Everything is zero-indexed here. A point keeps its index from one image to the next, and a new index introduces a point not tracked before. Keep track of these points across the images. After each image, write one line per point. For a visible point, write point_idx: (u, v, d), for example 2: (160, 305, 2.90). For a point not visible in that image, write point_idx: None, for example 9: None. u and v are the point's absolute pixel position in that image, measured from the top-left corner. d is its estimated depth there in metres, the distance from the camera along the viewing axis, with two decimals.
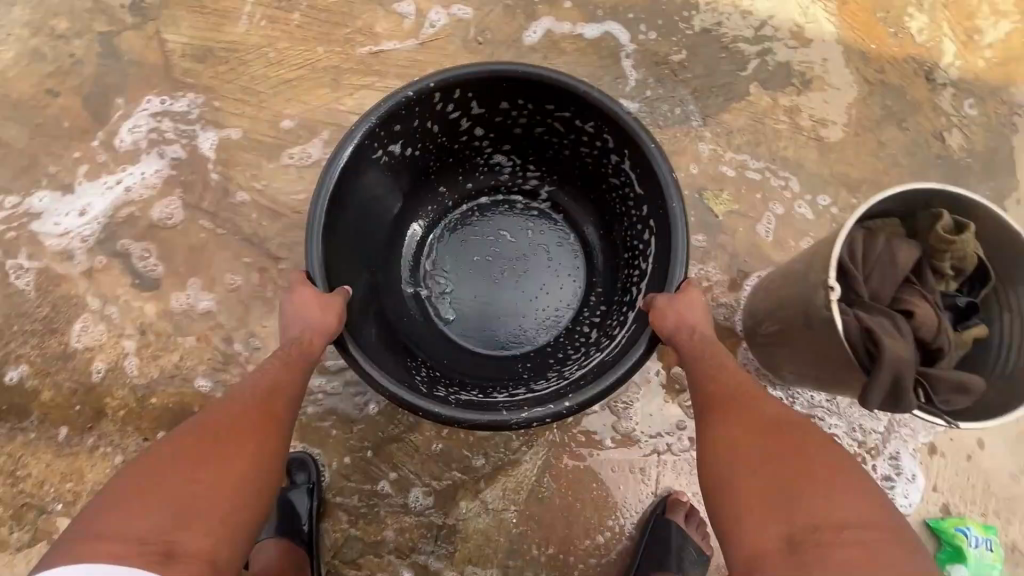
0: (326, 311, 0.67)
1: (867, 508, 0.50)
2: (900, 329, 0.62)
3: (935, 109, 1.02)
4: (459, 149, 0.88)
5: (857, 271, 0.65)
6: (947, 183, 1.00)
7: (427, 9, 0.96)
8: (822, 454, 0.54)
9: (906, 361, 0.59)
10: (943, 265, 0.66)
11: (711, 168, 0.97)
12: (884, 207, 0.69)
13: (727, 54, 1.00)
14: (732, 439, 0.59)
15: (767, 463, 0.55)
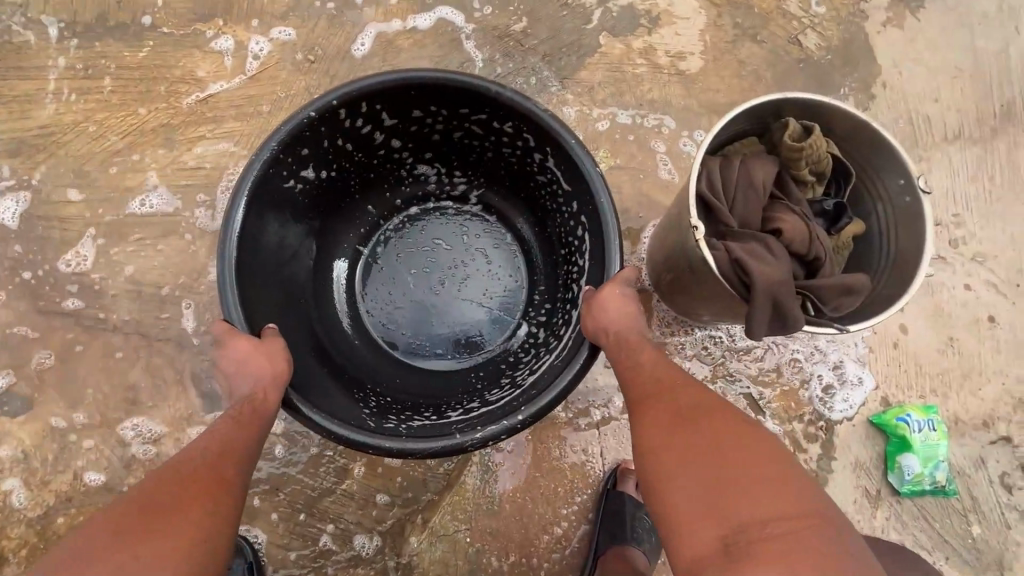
0: (271, 359, 0.60)
1: (794, 495, 0.46)
2: (771, 250, 0.60)
3: (786, 16, 1.02)
4: (378, 163, 0.80)
5: (719, 201, 0.63)
6: (812, 86, 1.00)
7: (246, 41, 0.91)
8: (745, 442, 0.50)
9: (779, 281, 0.58)
10: (803, 172, 0.65)
11: (582, 130, 0.95)
12: (735, 128, 0.67)
13: (568, 10, 0.97)
14: (655, 440, 0.54)
15: (689, 462, 0.50)
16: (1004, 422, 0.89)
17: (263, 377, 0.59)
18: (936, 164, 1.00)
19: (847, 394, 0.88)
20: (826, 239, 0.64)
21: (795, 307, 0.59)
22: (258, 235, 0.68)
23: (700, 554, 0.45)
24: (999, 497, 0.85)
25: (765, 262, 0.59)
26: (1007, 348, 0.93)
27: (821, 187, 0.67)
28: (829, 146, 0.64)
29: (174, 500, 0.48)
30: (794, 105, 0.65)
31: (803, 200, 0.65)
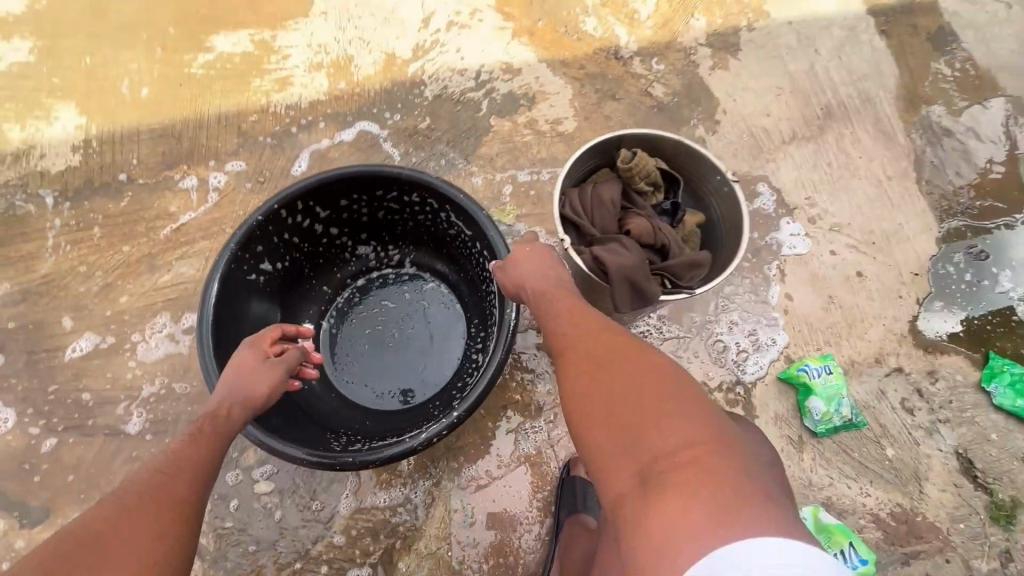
0: (255, 383, 0.72)
1: (694, 421, 0.51)
2: (623, 245, 0.77)
3: (635, 76, 1.28)
4: (324, 249, 0.99)
5: (581, 219, 0.82)
6: (667, 124, 1.24)
7: (207, 177, 1.12)
8: (650, 380, 0.55)
9: (631, 265, 0.74)
10: (642, 186, 0.84)
11: (490, 192, 1.16)
12: (585, 164, 0.87)
13: (461, 105, 1.22)
14: (578, 398, 0.60)
15: (604, 411, 0.56)
16: (893, 356, 1.04)
17: (242, 396, 0.70)
18: (782, 162, 1.22)
19: (759, 356, 1.02)
20: (669, 230, 0.82)
21: (650, 283, 0.75)
22: (231, 319, 0.84)
23: (620, 490, 0.51)
24: (904, 419, 0.97)
25: (619, 252, 0.76)
26: (879, 295, 1.09)
27: (662, 194, 0.87)
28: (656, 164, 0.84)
29: (130, 524, 0.51)
30: (623, 139, 0.85)
31: (647, 206, 0.84)
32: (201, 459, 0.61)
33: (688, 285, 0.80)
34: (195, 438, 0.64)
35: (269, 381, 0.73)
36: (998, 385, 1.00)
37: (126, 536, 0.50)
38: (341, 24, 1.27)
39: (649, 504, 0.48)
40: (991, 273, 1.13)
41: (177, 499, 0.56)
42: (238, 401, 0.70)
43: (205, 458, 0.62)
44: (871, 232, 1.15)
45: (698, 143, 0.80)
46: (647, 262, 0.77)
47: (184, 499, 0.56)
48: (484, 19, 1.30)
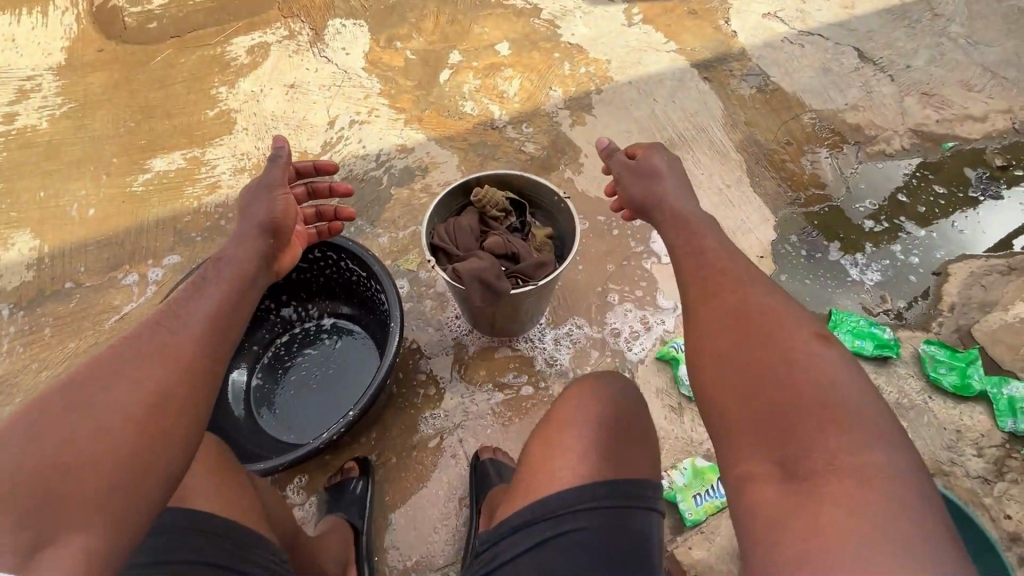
0: (252, 216, 0.87)
1: (856, 434, 0.54)
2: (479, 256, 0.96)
3: (508, 140, 1.55)
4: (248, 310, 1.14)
5: (446, 245, 1.00)
6: (541, 172, 1.49)
7: (147, 272, 1.30)
8: (811, 377, 0.59)
9: (479, 269, 0.92)
10: (495, 212, 1.04)
11: (395, 247, 1.35)
12: (449, 204, 1.07)
13: (366, 182, 1.45)
14: (718, 377, 0.65)
15: (753, 399, 0.60)
16: None
17: (248, 224, 0.86)
18: None
19: (655, 326, 1.19)
20: (519, 242, 1.02)
21: (501, 281, 0.93)
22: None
23: (757, 470, 0.57)
24: None
25: (474, 260, 0.94)
26: None
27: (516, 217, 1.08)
28: (504, 194, 1.05)
29: (150, 356, 0.63)
30: (475, 180, 1.06)
31: (501, 227, 1.04)
32: (206, 315, 0.71)
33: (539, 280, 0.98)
34: (207, 295, 0.74)
35: (260, 214, 0.87)
36: (840, 331, 1.17)
37: (145, 365, 0.61)
38: (260, 135, 1.53)
39: (797, 497, 0.53)
40: (823, 246, 1.35)
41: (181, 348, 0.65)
42: (246, 242, 0.84)
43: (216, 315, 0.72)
44: (719, 230, 1.38)
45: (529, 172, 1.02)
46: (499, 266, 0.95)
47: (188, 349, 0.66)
48: (380, 114, 1.58)
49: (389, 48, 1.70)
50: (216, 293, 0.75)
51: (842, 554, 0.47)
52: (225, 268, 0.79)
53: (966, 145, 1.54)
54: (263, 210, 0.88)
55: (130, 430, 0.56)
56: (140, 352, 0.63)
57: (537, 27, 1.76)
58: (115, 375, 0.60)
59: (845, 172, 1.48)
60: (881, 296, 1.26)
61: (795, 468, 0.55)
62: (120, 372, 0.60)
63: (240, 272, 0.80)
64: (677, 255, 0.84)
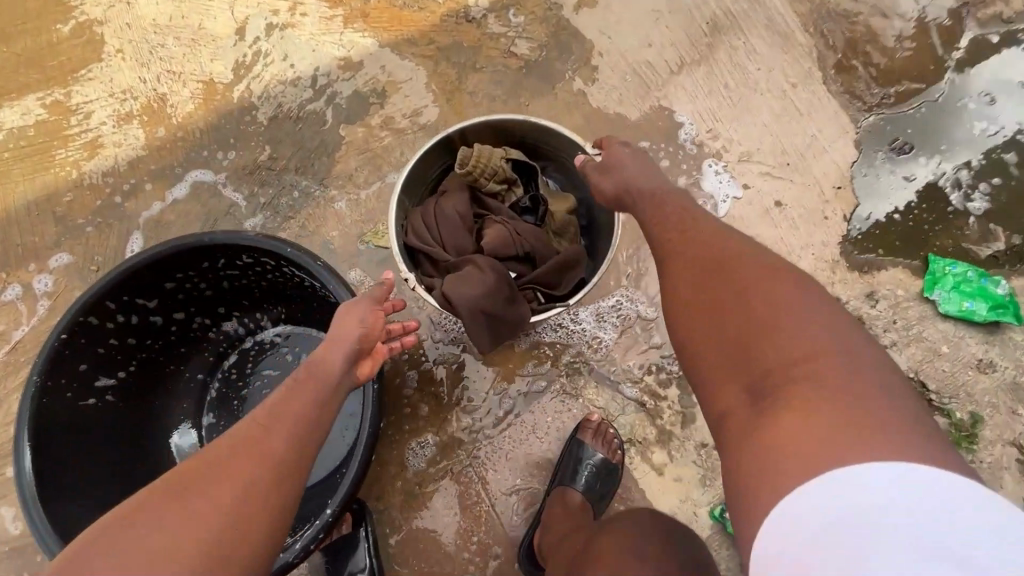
0: (349, 317, 0.69)
1: (815, 332, 0.48)
2: (480, 266, 0.65)
3: (492, 38, 1.12)
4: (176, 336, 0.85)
5: (427, 245, 0.68)
6: (542, 85, 1.09)
7: (32, 281, 0.97)
8: (768, 289, 0.52)
9: (479, 298, 0.63)
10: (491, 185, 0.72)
11: (357, 214, 1.01)
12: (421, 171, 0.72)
13: (303, 121, 1.05)
14: (676, 309, 0.57)
15: (709, 323, 0.53)
16: (827, 288, 0.95)
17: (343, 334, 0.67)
18: (674, 96, 1.08)
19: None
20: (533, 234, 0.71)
21: (513, 308, 0.66)
22: (62, 459, 0.72)
23: (730, 405, 0.50)
24: None
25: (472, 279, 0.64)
26: (802, 221, 0.99)
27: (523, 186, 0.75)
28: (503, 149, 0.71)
29: (240, 460, 0.54)
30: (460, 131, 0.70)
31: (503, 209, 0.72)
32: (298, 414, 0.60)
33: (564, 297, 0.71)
34: (305, 388, 0.63)
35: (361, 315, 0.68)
36: (941, 290, 0.92)
37: (232, 473, 0.52)
38: (144, 60, 1.09)
39: (768, 416, 0.47)
40: (918, 165, 1.03)
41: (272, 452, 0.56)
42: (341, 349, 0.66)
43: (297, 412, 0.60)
44: (784, 153, 1.04)
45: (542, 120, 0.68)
46: (508, 281, 0.67)
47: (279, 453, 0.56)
48: (307, 11, 1.12)
49: None
50: (315, 390, 0.63)
51: (828, 460, 0.42)
52: (321, 368, 0.64)
53: None
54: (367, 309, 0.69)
55: (198, 553, 0.47)
56: (235, 455, 0.54)
57: None
58: (209, 475, 0.52)
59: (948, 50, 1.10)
60: (992, 231, 0.98)
61: (768, 390, 0.48)
62: (218, 473, 0.52)
63: (330, 374, 0.64)
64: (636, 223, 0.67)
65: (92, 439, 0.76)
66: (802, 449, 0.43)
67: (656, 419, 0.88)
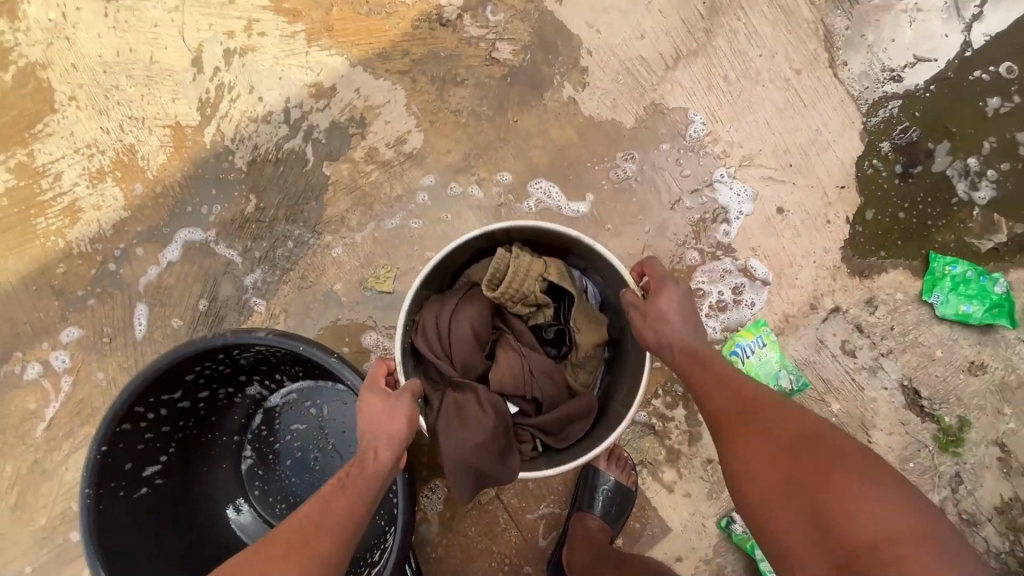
0: (390, 416, 0.67)
1: (889, 499, 0.49)
2: (481, 409, 0.74)
3: (470, 42, 1.03)
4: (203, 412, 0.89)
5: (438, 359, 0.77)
6: (530, 94, 1.02)
7: (50, 358, 1.00)
8: (832, 450, 0.53)
9: (469, 448, 0.71)
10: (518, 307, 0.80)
11: (356, 259, 1.00)
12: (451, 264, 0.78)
13: (283, 163, 1.01)
14: (741, 463, 0.58)
15: (774, 477, 0.55)
16: (828, 297, 0.96)
17: (382, 437, 0.65)
18: (671, 95, 1.02)
19: (741, 312, 0.96)
20: (544, 376, 0.78)
21: (503, 465, 0.73)
22: (132, 535, 0.80)
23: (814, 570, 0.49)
24: (844, 365, 0.93)
25: (465, 430, 0.72)
26: (804, 228, 0.98)
27: (551, 308, 0.82)
28: (534, 261, 0.78)
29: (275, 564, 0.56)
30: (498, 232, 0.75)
31: (523, 333, 0.81)
32: (348, 509, 0.61)
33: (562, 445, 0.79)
34: (351, 489, 0.62)
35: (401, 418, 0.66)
36: (939, 293, 0.93)
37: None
38: (102, 108, 1.03)
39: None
40: (924, 154, 0.99)
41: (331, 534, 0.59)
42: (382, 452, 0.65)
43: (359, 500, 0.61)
44: (787, 153, 1.00)
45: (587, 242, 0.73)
46: (501, 426, 0.74)
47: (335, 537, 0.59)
48: (266, 31, 1.03)
49: None
50: (360, 490, 0.62)
51: None
52: (365, 467, 0.64)
53: None
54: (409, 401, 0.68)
55: None
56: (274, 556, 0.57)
57: None
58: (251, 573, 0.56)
59: (966, 15, 1.01)
60: (995, 223, 0.97)
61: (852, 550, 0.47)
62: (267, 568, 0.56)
63: (379, 471, 0.64)
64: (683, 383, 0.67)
65: (149, 521, 0.83)
66: None
67: (665, 440, 0.94)
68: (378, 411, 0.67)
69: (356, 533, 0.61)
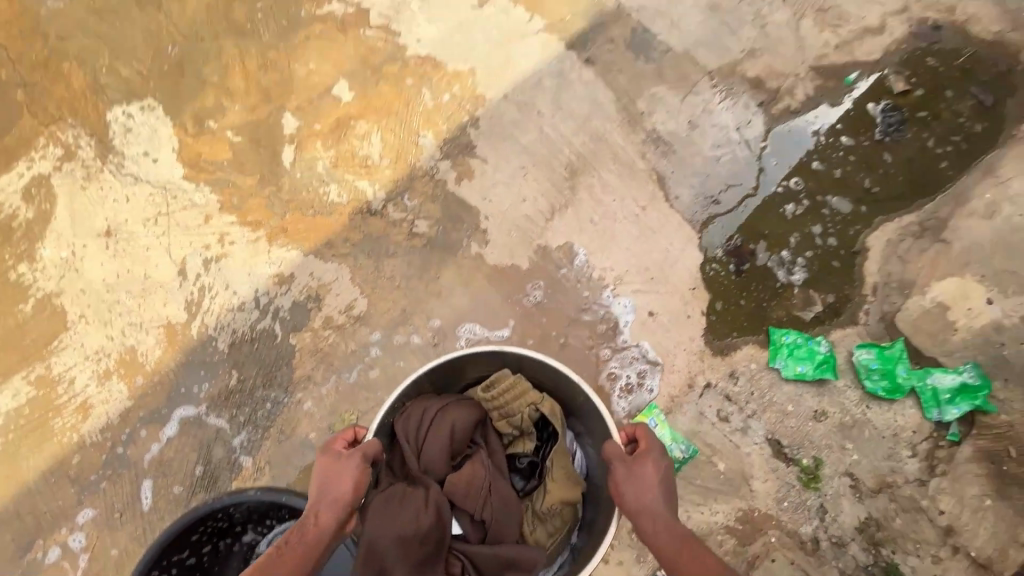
0: (338, 479, 0.89)
1: None
2: (424, 507, 0.94)
3: (395, 223, 1.34)
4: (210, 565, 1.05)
5: (412, 450, 1.01)
6: (446, 255, 1.32)
7: (67, 540, 1.16)
8: None
9: (393, 541, 0.91)
10: (501, 422, 1.08)
11: (324, 408, 1.23)
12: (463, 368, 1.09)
13: (257, 339, 1.26)
14: None
15: None
16: (700, 376, 1.22)
17: (331, 496, 0.87)
18: (553, 239, 1.33)
19: (642, 395, 1.22)
20: (495, 499, 0.99)
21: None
22: None
23: None
24: (721, 430, 1.17)
25: (394, 517, 0.92)
26: (671, 324, 1.26)
27: (534, 443, 1.08)
28: (539, 397, 1.07)
29: None
30: (514, 357, 1.05)
31: (495, 452, 1.05)
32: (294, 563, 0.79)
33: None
34: (298, 548, 0.82)
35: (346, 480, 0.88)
36: (780, 360, 1.20)
37: None
38: (105, 319, 1.28)
39: None
40: (750, 254, 1.31)
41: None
42: (331, 510, 0.86)
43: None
44: (648, 269, 1.30)
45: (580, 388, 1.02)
46: (435, 530, 0.93)
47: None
48: (235, 239, 1.32)
49: (202, 133, 1.39)
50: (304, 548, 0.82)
51: None
52: (308, 527, 0.84)
53: (868, 75, 1.44)
54: (356, 466, 0.90)
55: None
56: None
57: (372, 43, 1.45)
58: None
59: (755, 149, 1.39)
60: (811, 297, 1.27)
61: None
62: None
63: (322, 529, 0.84)
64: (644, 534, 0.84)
65: None
66: None
67: None
68: (333, 476, 0.90)
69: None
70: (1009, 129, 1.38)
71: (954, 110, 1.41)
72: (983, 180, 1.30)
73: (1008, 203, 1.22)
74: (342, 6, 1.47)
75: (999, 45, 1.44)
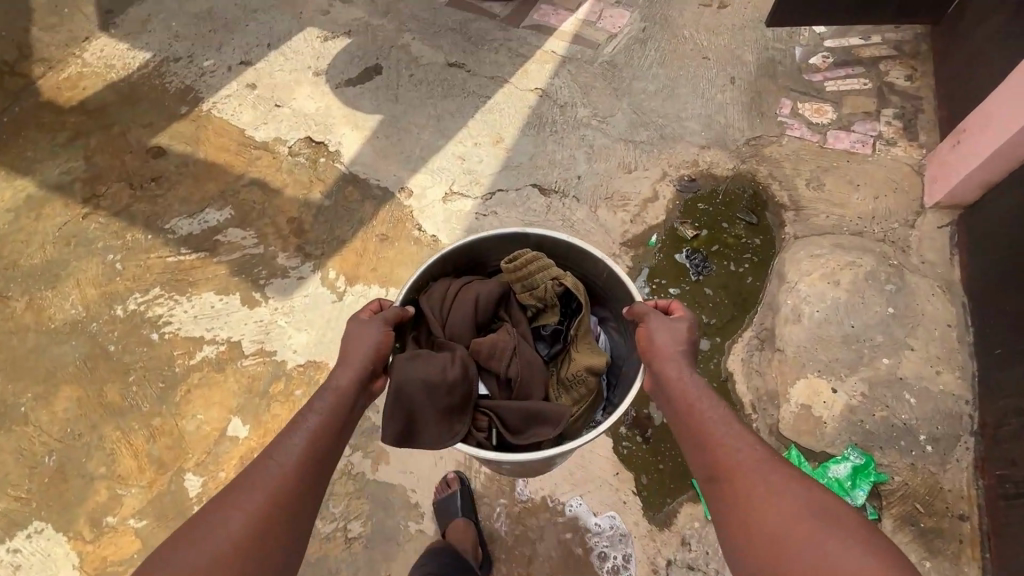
0: (361, 340, 1.07)
1: (772, 475, 0.85)
2: (448, 363, 1.20)
3: (330, 537, 1.36)
4: None
5: (444, 331, 1.30)
6: (390, 545, 1.35)
7: None
8: (747, 448, 0.90)
9: (425, 391, 1.14)
10: (524, 295, 1.39)
11: None
12: (491, 250, 1.41)
13: None
14: (690, 430, 0.97)
15: (705, 447, 0.93)
16: (658, 556, 1.32)
17: (362, 353, 1.06)
18: (480, 482, 1.41)
19: None
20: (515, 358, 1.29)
21: (439, 426, 1.17)
22: None
23: (717, 488, 0.88)
24: None
25: (425, 367, 1.16)
26: (614, 516, 1.36)
27: (558, 317, 1.42)
28: (563, 273, 1.36)
29: (257, 472, 0.85)
30: (536, 239, 1.38)
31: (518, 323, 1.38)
32: (324, 423, 0.93)
33: (507, 435, 1.24)
34: (315, 416, 0.94)
35: (369, 339, 1.06)
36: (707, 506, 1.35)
37: (249, 483, 0.83)
38: None
39: (734, 492, 0.85)
40: (648, 420, 1.46)
41: (289, 475, 0.86)
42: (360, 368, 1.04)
43: (315, 446, 0.90)
44: (572, 472, 1.41)
45: (605, 261, 1.33)
46: (461, 378, 1.20)
47: (291, 475, 0.85)
48: None
49: (102, 534, 1.35)
50: (319, 419, 0.93)
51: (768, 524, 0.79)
52: (327, 397, 0.97)
53: (664, 231, 1.79)
54: (381, 326, 1.10)
55: (238, 538, 0.76)
56: (257, 471, 0.85)
57: (252, 371, 1.54)
58: (241, 488, 0.83)
59: None
60: None
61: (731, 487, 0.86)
62: (255, 477, 0.84)
63: (349, 388, 1.00)
64: (649, 366, 1.09)
65: None
66: (758, 518, 0.80)
67: None
68: (362, 335, 1.10)
69: (326, 441, 0.92)
70: (778, 235, 1.75)
71: (735, 235, 1.76)
72: (782, 285, 1.58)
73: (806, 303, 1.49)
74: (214, 347, 1.58)
75: (739, 178, 1.87)
